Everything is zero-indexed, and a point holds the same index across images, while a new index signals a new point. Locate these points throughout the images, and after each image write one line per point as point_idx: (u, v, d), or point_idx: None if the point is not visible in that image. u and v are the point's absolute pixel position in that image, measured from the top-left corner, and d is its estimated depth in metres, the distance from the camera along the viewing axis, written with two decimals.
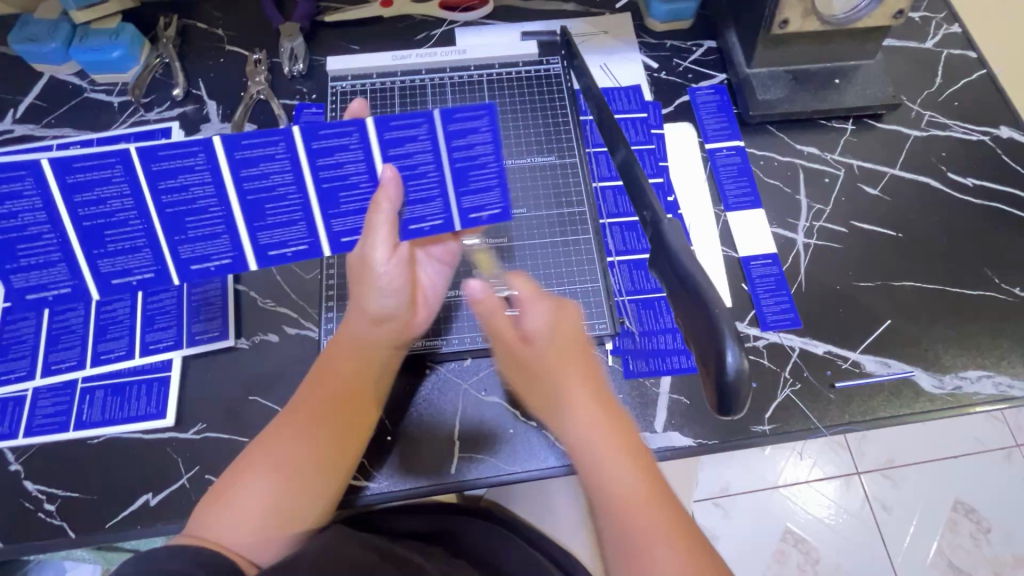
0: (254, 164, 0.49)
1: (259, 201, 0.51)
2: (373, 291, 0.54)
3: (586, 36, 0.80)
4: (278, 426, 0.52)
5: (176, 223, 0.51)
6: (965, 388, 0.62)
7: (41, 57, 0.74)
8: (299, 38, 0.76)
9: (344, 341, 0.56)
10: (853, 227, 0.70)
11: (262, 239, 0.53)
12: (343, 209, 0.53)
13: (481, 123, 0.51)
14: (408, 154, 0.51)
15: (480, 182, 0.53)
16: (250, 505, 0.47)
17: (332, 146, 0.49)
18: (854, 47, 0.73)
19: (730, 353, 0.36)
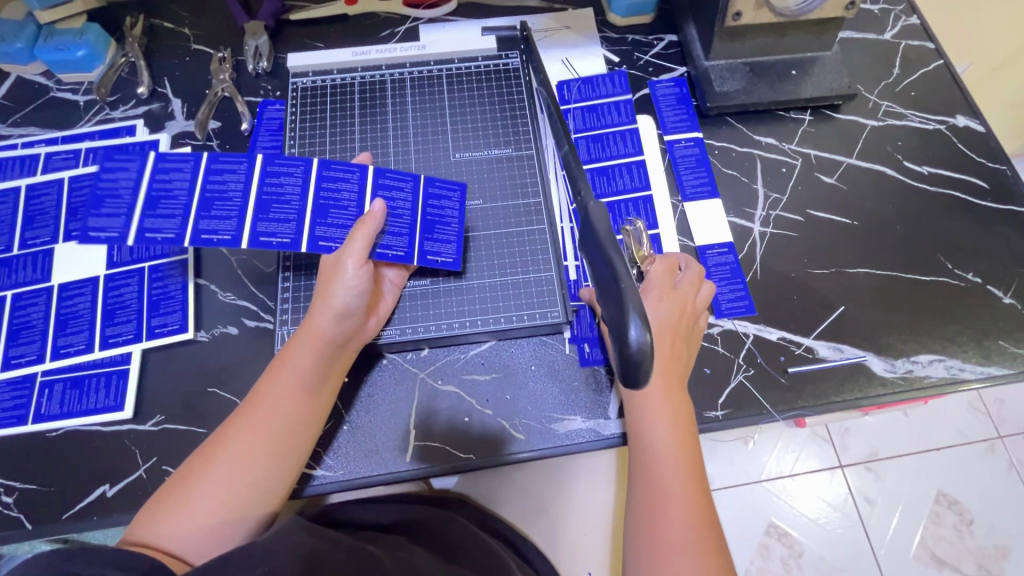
0: (220, 173, 0.56)
1: (208, 198, 0.55)
2: (337, 292, 0.55)
3: (548, 31, 0.81)
4: (232, 421, 0.53)
5: (152, 204, 0.53)
6: (917, 372, 0.63)
7: (7, 57, 0.75)
8: (263, 37, 0.78)
9: (302, 337, 0.56)
10: (809, 215, 0.71)
11: (200, 226, 0.54)
12: (329, 222, 0.58)
13: (454, 195, 0.64)
14: (391, 199, 0.61)
15: (444, 236, 0.62)
16: (202, 500, 0.48)
17: (336, 177, 0.59)
18: (809, 38, 0.74)
19: (634, 327, 0.38)
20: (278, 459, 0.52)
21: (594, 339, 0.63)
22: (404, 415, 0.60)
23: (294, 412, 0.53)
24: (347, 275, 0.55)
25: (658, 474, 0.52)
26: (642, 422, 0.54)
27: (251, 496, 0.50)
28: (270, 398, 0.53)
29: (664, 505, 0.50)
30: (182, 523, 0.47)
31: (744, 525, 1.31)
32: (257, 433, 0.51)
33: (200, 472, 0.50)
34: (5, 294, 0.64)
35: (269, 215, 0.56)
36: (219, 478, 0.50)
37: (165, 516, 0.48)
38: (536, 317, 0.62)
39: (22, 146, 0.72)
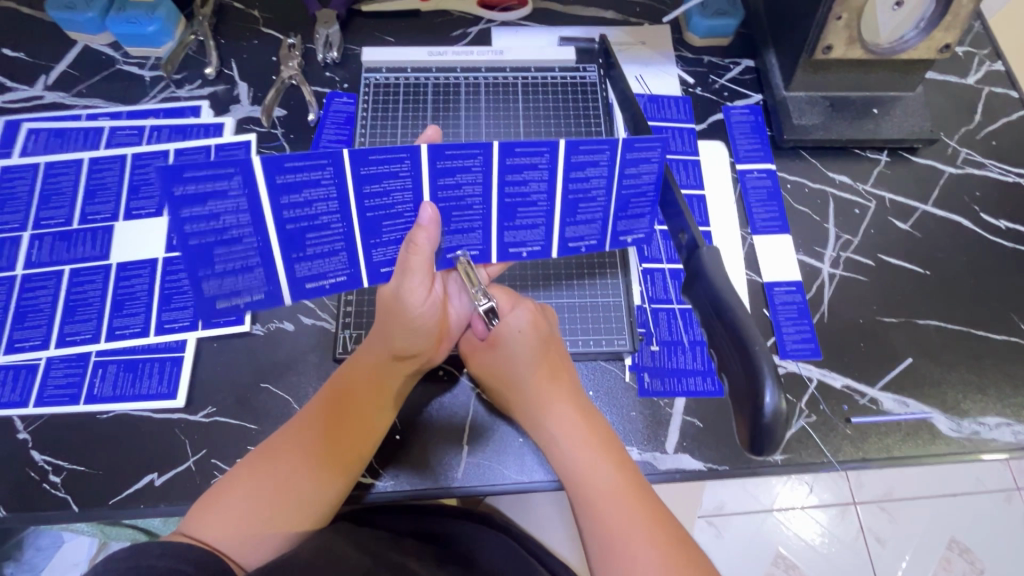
0: (297, 191, 0.49)
1: (300, 231, 0.51)
2: (405, 330, 0.55)
3: (623, 45, 0.79)
4: (292, 429, 0.53)
5: (296, 242, 0.52)
6: (982, 434, 0.61)
7: (78, 26, 0.74)
8: (335, 26, 0.76)
9: (366, 356, 0.56)
10: (880, 260, 0.69)
11: (300, 272, 0.53)
12: (453, 228, 0.55)
13: (654, 154, 0.53)
14: (523, 183, 0.54)
15: (637, 209, 0.57)
16: (243, 510, 0.48)
17: (454, 167, 0.52)
18: (896, 78, 0.72)
19: (769, 393, 0.35)
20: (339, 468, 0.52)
21: (655, 370, 0.61)
22: (456, 429, 0.61)
23: (357, 428, 0.54)
24: (410, 311, 0.54)
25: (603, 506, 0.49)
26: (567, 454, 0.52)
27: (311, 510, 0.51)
28: (320, 414, 0.54)
29: (627, 548, 0.47)
30: (242, 529, 0.48)
31: (752, 552, 1.29)
32: (320, 443, 0.52)
33: (245, 483, 0.50)
34: (65, 268, 0.64)
35: (381, 237, 0.54)
36: (275, 484, 0.50)
37: (221, 520, 0.48)
38: (602, 343, 0.62)
39: (86, 118, 0.72)
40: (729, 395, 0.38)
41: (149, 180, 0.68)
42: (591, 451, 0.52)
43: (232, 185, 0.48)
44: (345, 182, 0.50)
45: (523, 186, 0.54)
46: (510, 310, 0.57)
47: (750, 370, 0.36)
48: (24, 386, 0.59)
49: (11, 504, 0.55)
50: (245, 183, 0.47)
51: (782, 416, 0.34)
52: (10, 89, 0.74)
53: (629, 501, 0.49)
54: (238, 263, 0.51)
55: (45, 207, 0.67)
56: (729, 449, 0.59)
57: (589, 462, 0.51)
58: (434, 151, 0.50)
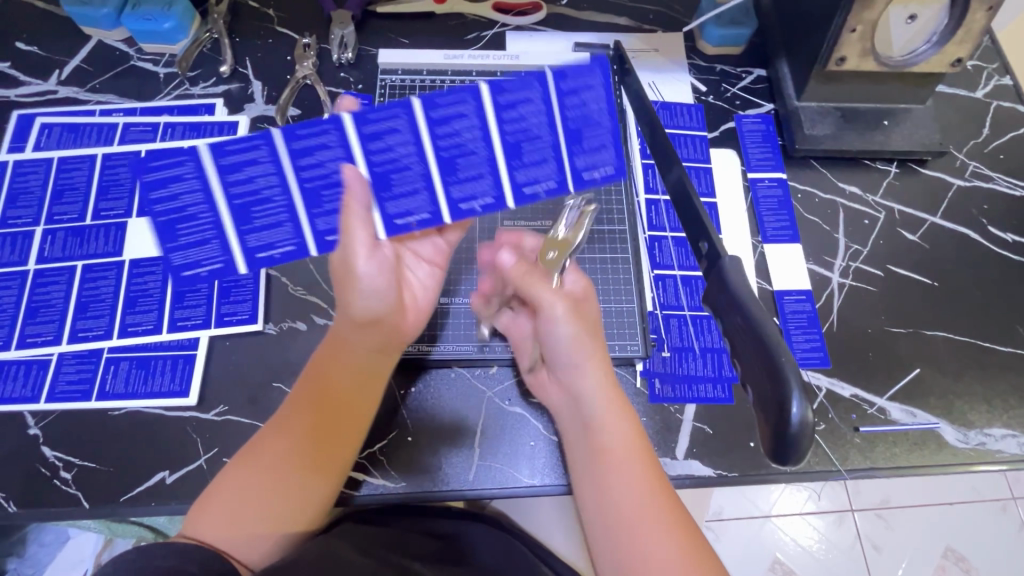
0: (238, 171, 0.47)
1: (247, 205, 0.48)
2: (357, 296, 0.50)
3: (637, 52, 0.80)
4: (276, 425, 0.52)
5: (244, 215, 0.49)
6: (988, 445, 0.62)
7: (92, 21, 0.74)
8: (350, 27, 0.76)
9: (342, 347, 0.53)
10: (889, 271, 0.69)
11: (252, 245, 0.50)
12: (461, 176, 0.50)
13: (594, 79, 0.47)
14: (521, 118, 0.47)
15: (595, 141, 0.49)
16: (238, 508, 0.48)
17: (448, 115, 0.47)
18: (907, 91, 0.72)
19: (796, 403, 0.35)
20: (329, 464, 0.52)
21: (666, 376, 0.62)
22: (467, 433, 0.61)
23: (337, 420, 0.52)
24: (359, 278, 0.50)
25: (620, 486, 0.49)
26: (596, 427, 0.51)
27: (305, 506, 0.51)
28: (304, 410, 0.52)
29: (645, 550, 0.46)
30: (238, 528, 0.48)
31: (750, 558, 1.30)
32: (305, 440, 0.51)
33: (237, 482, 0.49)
34: (77, 264, 0.64)
35: (392, 191, 0.49)
36: (267, 484, 0.49)
37: (217, 522, 0.48)
38: (614, 348, 0.62)
39: (100, 114, 0.72)
40: (752, 403, 0.38)
41: None
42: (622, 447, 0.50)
43: (185, 170, 0.46)
44: (350, 140, 0.47)
45: (522, 121, 0.47)
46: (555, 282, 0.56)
47: (773, 380, 0.36)
48: (35, 382, 0.59)
49: (22, 500, 0.55)
50: (197, 171, 0.46)
51: (808, 428, 0.34)
52: (24, 83, 0.74)
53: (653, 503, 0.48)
54: (195, 237, 0.49)
55: (58, 202, 0.66)
56: (738, 456, 0.59)
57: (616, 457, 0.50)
58: (425, 101, 0.46)
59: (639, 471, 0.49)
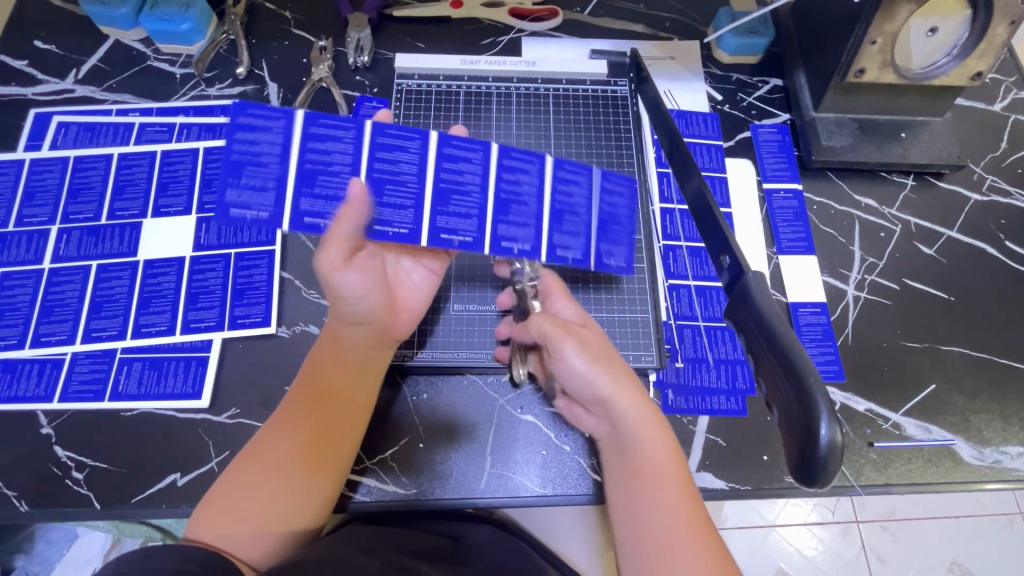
0: (323, 141, 0.48)
1: (315, 172, 0.48)
2: (340, 298, 0.53)
3: (653, 59, 0.79)
4: (272, 426, 0.52)
5: (309, 179, 0.47)
6: (1004, 463, 0.61)
7: (110, 20, 0.74)
8: (367, 31, 0.76)
9: (328, 346, 0.55)
10: (905, 285, 0.69)
11: (303, 207, 0.47)
12: (509, 219, 0.54)
13: (582, 180, 0.57)
14: (570, 195, 0.57)
15: (573, 228, 0.57)
16: (245, 508, 0.48)
17: (457, 155, 0.52)
18: (926, 103, 0.72)
19: (825, 424, 0.34)
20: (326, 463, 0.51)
21: (679, 388, 0.61)
22: (479, 439, 0.60)
23: (329, 415, 0.53)
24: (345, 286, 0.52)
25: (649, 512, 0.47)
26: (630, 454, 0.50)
27: (304, 508, 0.50)
28: (301, 405, 0.53)
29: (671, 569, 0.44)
30: (238, 525, 0.48)
31: (754, 568, 1.29)
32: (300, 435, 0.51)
33: (238, 487, 0.49)
34: (92, 263, 0.64)
35: (448, 207, 0.52)
36: (266, 481, 0.49)
37: (221, 519, 0.47)
38: (629, 358, 0.61)
39: (116, 113, 0.72)
40: (779, 424, 0.38)
41: (177, 178, 0.68)
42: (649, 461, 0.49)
43: (276, 125, 0.47)
44: (429, 156, 0.51)
45: (517, 185, 0.54)
46: (557, 297, 0.57)
47: (805, 403, 0.35)
48: (49, 381, 0.59)
49: (33, 499, 0.55)
50: (288, 129, 0.47)
51: (840, 450, 0.34)
52: (41, 82, 0.74)
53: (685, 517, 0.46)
54: (257, 182, 0.46)
55: (73, 201, 0.67)
56: (751, 469, 0.59)
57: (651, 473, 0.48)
58: (442, 137, 0.51)
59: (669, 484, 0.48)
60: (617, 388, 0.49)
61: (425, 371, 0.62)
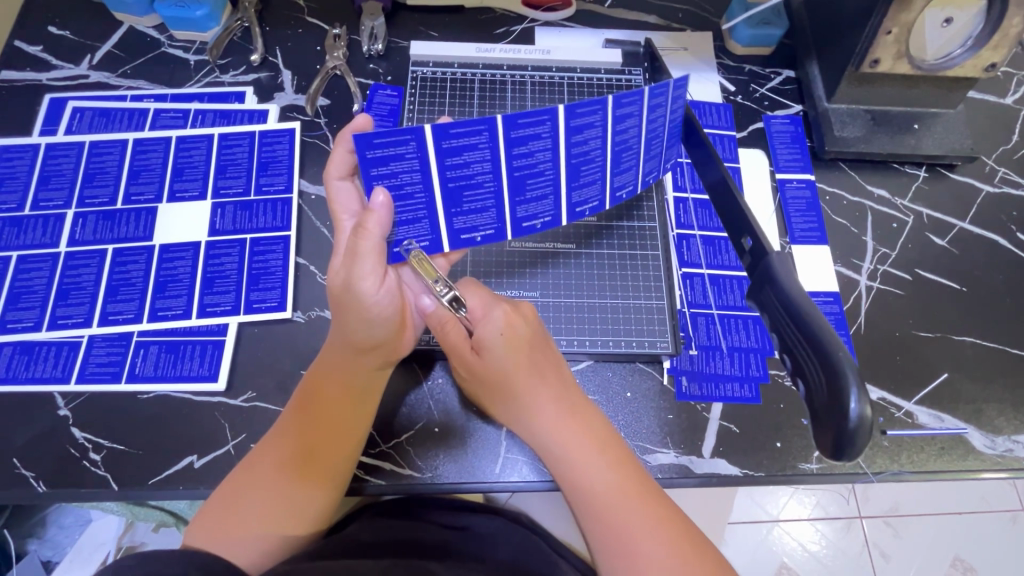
0: (457, 155, 0.51)
1: (458, 189, 0.53)
2: (362, 323, 0.52)
3: (667, 50, 0.80)
4: (266, 443, 0.53)
5: (454, 197, 0.54)
6: (1016, 452, 0.61)
7: (125, 7, 0.74)
8: (381, 19, 0.76)
9: (332, 361, 0.54)
10: (917, 275, 0.69)
11: (456, 225, 0.56)
12: (623, 167, 0.57)
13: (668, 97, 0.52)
14: (625, 131, 0.54)
15: (657, 150, 0.58)
16: (248, 522, 0.49)
17: (581, 124, 0.52)
18: (939, 95, 0.72)
19: (853, 397, 0.35)
20: (317, 481, 0.52)
21: (693, 374, 0.61)
22: (492, 426, 0.60)
23: (322, 439, 0.52)
24: (365, 299, 0.52)
25: (615, 519, 0.48)
26: (571, 466, 0.50)
27: (298, 519, 0.51)
28: (298, 420, 0.53)
29: (633, 550, 0.47)
30: (230, 528, 0.49)
31: (758, 563, 1.29)
32: (295, 452, 0.52)
33: (240, 502, 0.50)
34: (108, 248, 0.64)
35: (579, 180, 0.56)
36: (263, 497, 0.50)
37: (217, 524, 0.49)
38: (644, 344, 0.62)
39: (131, 99, 0.72)
40: (807, 399, 0.38)
41: (193, 163, 0.68)
42: (579, 450, 0.51)
43: (407, 150, 0.49)
44: (560, 134, 0.52)
45: (627, 136, 0.54)
46: (484, 310, 0.54)
47: (833, 376, 0.36)
48: (66, 363, 0.59)
49: (50, 479, 0.55)
50: (419, 149, 0.49)
51: (870, 422, 0.34)
52: (56, 67, 0.74)
53: (630, 496, 0.49)
54: (409, 215, 0.54)
55: (89, 186, 0.67)
56: (765, 456, 0.59)
57: (582, 457, 0.50)
58: (570, 110, 0.50)
59: (607, 468, 0.50)
60: (525, 390, 0.52)
61: (440, 357, 0.62)
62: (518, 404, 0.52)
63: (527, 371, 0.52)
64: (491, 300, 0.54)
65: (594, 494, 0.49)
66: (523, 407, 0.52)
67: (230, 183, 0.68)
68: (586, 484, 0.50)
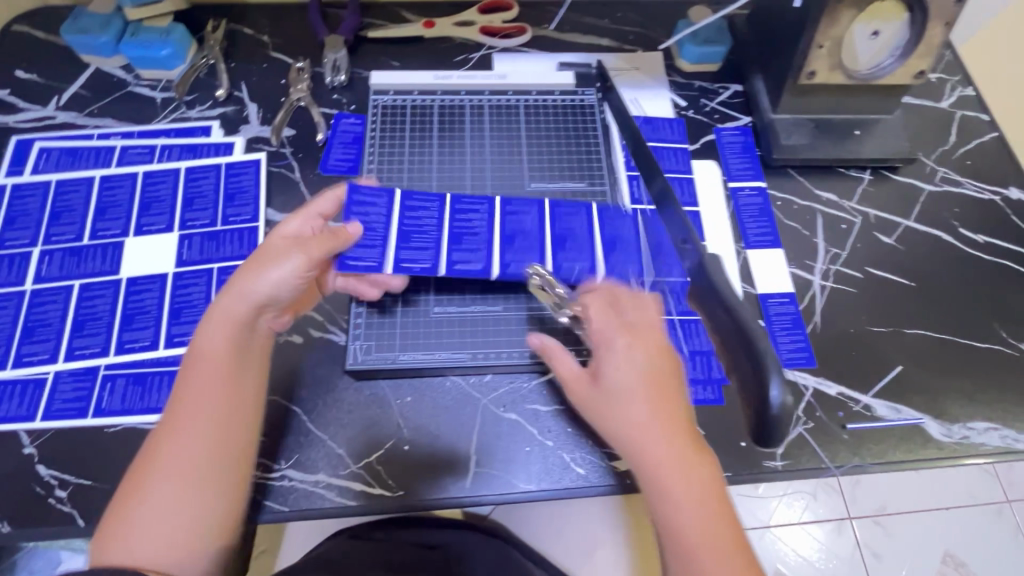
0: (416, 211, 0.61)
1: (408, 232, 0.60)
2: (267, 283, 0.51)
3: (619, 70, 0.83)
4: (152, 449, 0.46)
5: (405, 238, 0.59)
6: (972, 438, 0.63)
7: (91, 49, 0.77)
8: (343, 51, 0.79)
9: (214, 335, 0.49)
10: (868, 273, 0.72)
11: (401, 256, 0.58)
12: (567, 250, 0.62)
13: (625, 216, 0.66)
14: (571, 227, 0.64)
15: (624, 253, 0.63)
16: (151, 533, 0.43)
17: (518, 211, 0.64)
18: (876, 102, 0.76)
19: (774, 386, 0.37)
20: (220, 466, 0.46)
21: None
22: (462, 441, 0.60)
23: (216, 421, 0.47)
24: (274, 259, 0.52)
25: (701, 556, 0.42)
26: (663, 493, 0.45)
27: (208, 513, 0.45)
28: (184, 407, 0.47)
29: None
30: (127, 547, 0.42)
31: None
32: (188, 444, 0.45)
33: (132, 520, 0.43)
34: (74, 283, 0.64)
35: (515, 246, 0.61)
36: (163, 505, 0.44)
37: (109, 531, 0.43)
38: None
39: (97, 138, 0.73)
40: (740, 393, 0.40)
41: (160, 197, 0.70)
42: (669, 476, 0.45)
43: (381, 200, 0.61)
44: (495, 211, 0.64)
45: (570, 227, 0.64)
46: (627, 341, 0.49)
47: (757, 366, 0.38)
48: (31, 400, 0.59)
49: (15, 519, 0.55)
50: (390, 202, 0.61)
51: (788, 407, 0.39)
52: (23, 109, 0.76)
53: (716, 530, 0.43)
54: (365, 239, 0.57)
55: (56, 223, 0.68)
56: (730, 456, 0.61)
57: (670, 485, 0.45)
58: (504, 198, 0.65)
59: (687, 494, 0.44)
60: (632, 409, 0.47)
61: (407, 376, 0.62)
62: (623, 424, 0.47)
63: (665, 394, 0.47)
64: (613, 328, 0.50)
65: (681, 530, 0.44)
66: (627, 428, 0.47)
67: (197, 216, 0.69)
68: (674, 517, 0.44)
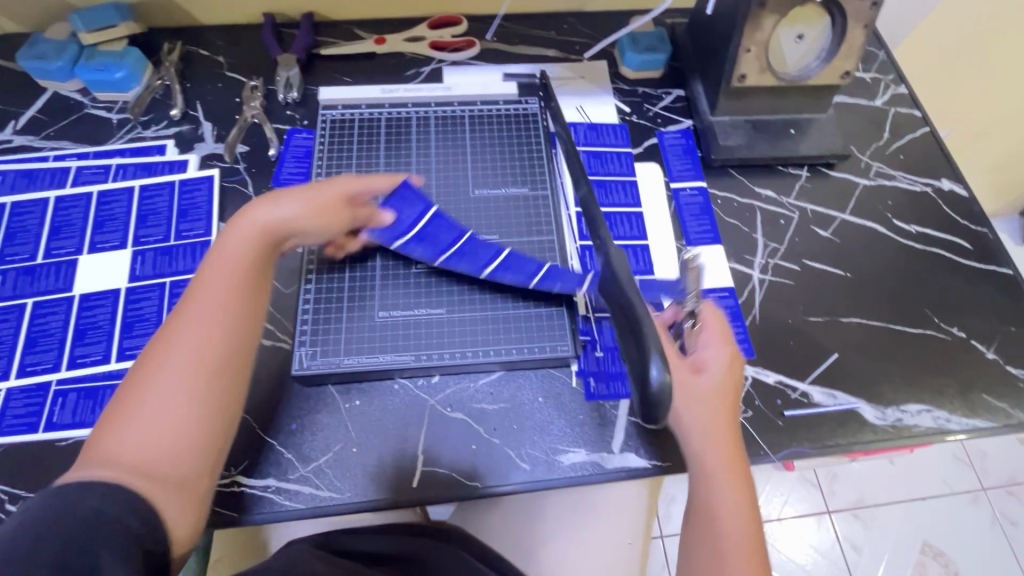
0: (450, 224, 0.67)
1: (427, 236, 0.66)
2: (285, 210, 0.57)
3: (564, 79, 0.86)
4: (158, 346, 0.48)
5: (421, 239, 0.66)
6: (905, 420, 0.65)
7: (47, 74, 0.79)
8: (295, 69, 0.82)
9: (238, 245, 0.54)
10: (805, 265, 0.75)
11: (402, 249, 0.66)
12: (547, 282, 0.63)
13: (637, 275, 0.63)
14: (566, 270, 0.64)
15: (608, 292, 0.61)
16: (145, 428, 0.45)
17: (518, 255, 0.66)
18: (808, 102, 0.79)
19: (654, 367, 0.42)
20: (231, 369, 0.49)
21: (599, 375, 0.65)
22: (410, 442, 0.62)
23: (223, 325, 0.50)
24: (300, 194, 0.58)
25: (726, 550, 0.50)
26: (714, 490, 0.52)
27: (203, 416, 0.47)
28: (197, 308, 0.50)
29: None
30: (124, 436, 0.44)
31: None
32: (197, 349, 0.48)
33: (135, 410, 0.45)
34: (27, 302, 0.66)
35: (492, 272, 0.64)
36: (165, 401, 0.46)
37: (104, 436, 0.45)
38: (546, 349, 0.64)
39: (52, 159, 0.75)
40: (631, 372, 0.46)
41: (114, 215, 0.71)
42: (720, 479, 0.52)
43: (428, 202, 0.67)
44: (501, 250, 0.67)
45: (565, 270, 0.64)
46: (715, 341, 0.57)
47: (642, 349, 0.44)
48: None
49: None
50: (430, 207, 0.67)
51: (667, 388, 0.42)
52: None
53: (746, 535, 0.50)
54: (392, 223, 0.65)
55: (10, 244, 0.69)
56: (671, 447, 0.62)
57: (721, 484, 0.52)
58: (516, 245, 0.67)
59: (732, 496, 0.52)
60: (692, 411, 0.54)
61: (355, 380, 0.64)
62: (686, 424, 0.54)
63: (729, 405, 0.55)
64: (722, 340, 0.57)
65: (721, 523, 0.51)
66: (692, 429, 0.54)
67: (150, 232, 0.71)
68: (713, 512, 0.51)
